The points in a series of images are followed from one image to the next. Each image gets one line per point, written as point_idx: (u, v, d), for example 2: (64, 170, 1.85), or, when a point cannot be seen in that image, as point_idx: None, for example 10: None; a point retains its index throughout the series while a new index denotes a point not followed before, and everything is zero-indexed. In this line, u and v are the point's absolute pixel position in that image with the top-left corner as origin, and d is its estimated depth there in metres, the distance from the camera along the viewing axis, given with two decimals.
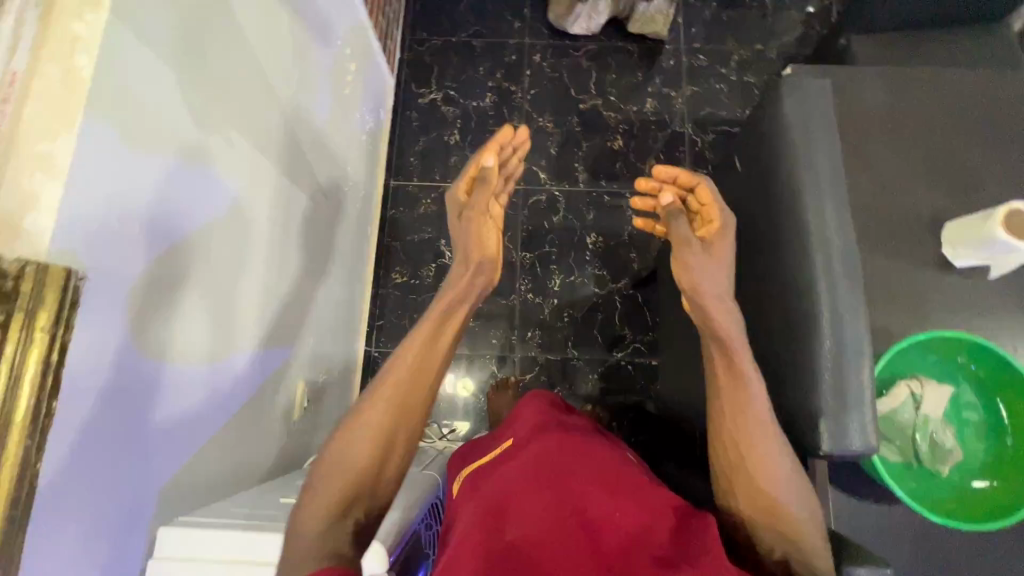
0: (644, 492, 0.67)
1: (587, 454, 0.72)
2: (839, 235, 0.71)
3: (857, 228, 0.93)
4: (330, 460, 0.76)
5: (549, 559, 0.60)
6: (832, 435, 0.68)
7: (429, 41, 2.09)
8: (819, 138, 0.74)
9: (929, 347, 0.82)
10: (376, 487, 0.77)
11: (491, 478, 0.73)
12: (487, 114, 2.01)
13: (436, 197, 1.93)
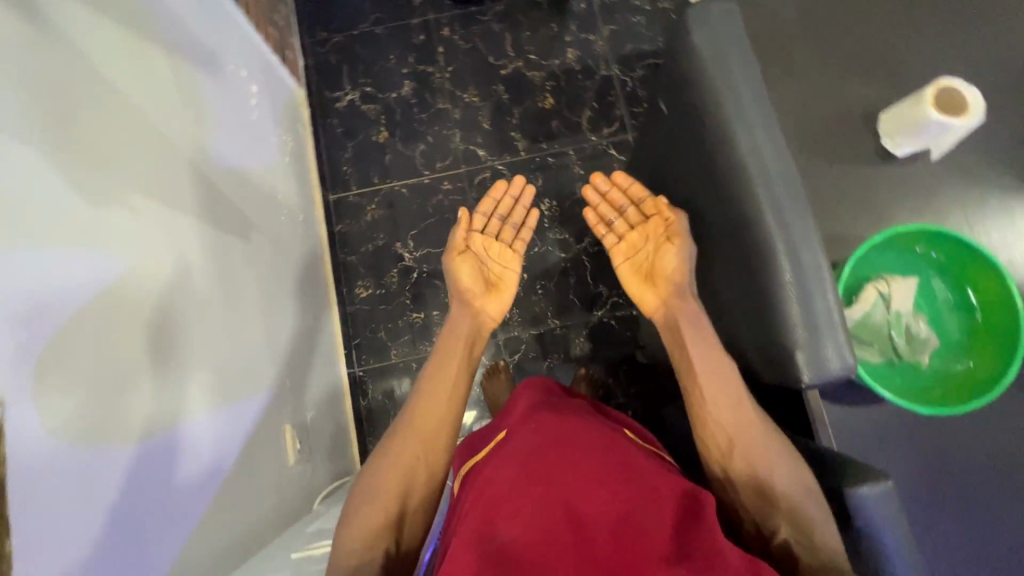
0: (644, 475, 0.67)
1: (581, 440, 0.71)
2: (775, 159, 0.69)
3: (796, 140, 0.92)
4: (365, 488, 0.83)
5: (541, 561, 0.60)
6: (808, 362, 0.68)
7: (331, 39, 1.97)
8: (734, 62, 0.72)
9: (887, 245, 0.83)
10: (407, 512, 0.83)
11: (481, 478, 0.71)
12: (410, 103, 1.93)
13: (380, 200, 1.87)
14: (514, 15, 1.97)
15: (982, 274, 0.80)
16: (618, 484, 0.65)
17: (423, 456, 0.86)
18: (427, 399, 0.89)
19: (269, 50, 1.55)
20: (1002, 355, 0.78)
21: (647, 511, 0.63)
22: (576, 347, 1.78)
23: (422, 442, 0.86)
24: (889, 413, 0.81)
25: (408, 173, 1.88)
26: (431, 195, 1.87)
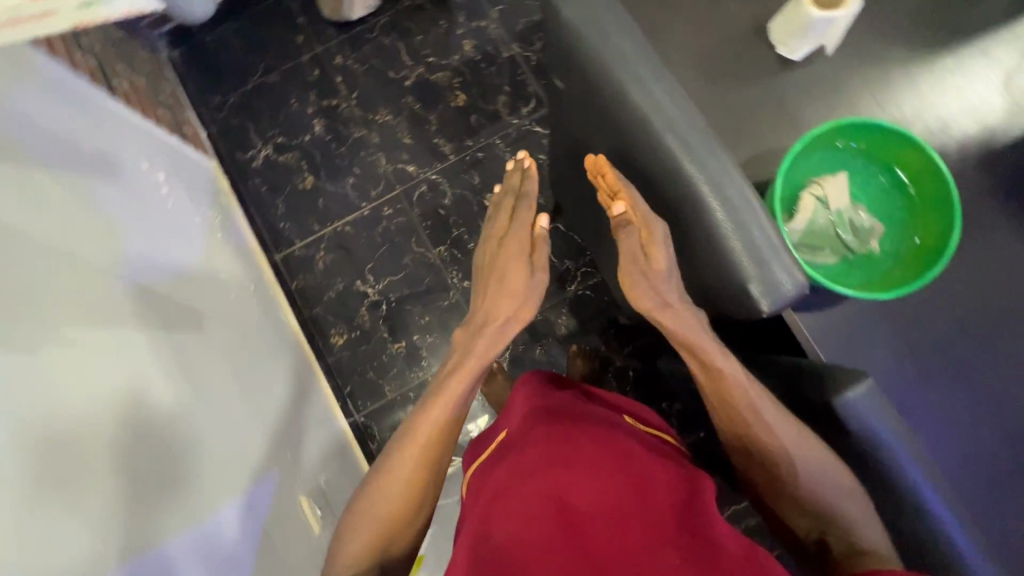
0: (643, 469, 0.72)
1: (578, 437, 0.76)
2: (676, 106, 0.70)
3: (699, 72, 0.92)
4: (360, 513, 0.87)
5: (531, 559, 0.64)
6: (764, 295, 0.70)
7: (227, 101, 1.90)
8: (608, 25, 0.71)
9: (811, 150, 0.85)
10: (401, 532, 0.88)
11: (487, 486, 0.76)
12: (326, 140, 1.89)
13: (328, 245, 1.83)
14: (400, 24, 1.93)
15: (904, 150, 0.82)
16: (616, 476, 0.70)
17: (416, 484, 0.86)
18: (424, 432, 0.85)
19: (150, 122, 1.42)
20: (942, 221, 0.80)
21: (643, 499, 0.68)
22: (561, 327, 1.78)
23: (416, 469, 0.86)
24: (853, 308, 0.85)
25: (346, 210, 1.85)
26: (376, 225, 1.84)
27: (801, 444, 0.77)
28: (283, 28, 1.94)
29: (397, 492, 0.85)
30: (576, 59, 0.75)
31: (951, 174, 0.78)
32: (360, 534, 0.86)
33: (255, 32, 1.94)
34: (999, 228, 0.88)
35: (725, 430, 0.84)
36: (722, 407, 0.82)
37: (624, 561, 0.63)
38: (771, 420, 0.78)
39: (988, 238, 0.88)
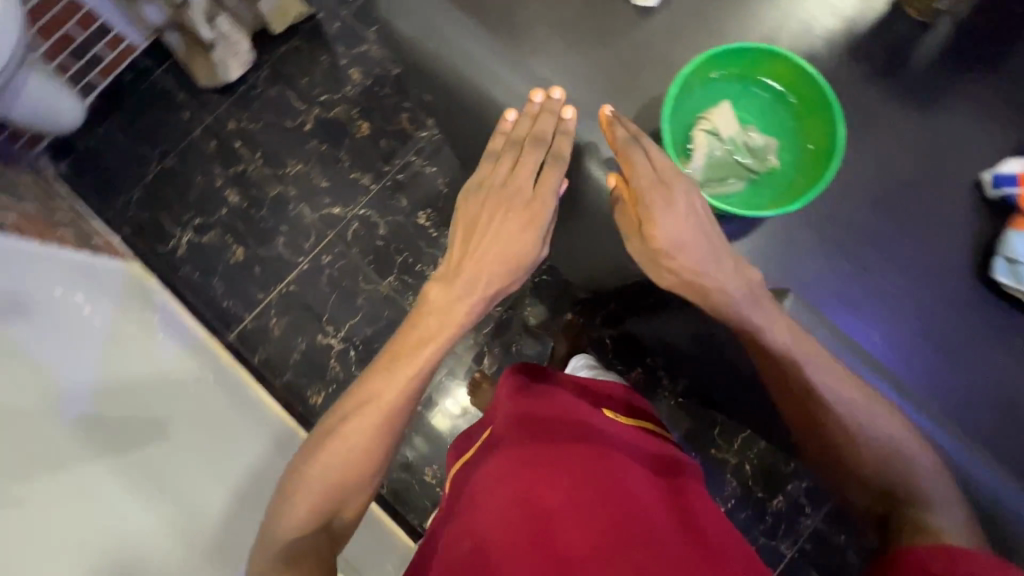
0: (618, 470, 0.77)
1: (557, 440, 0.80)
2: None
3: (567, 44, 0.94)
4: (310, 476, 0.82)
5: (515, 552, 0.65)
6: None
7: (131, 198, 1.84)
8: (476, 53, 0.86)
9: (688, 87, 0.86)
10: (349, 495, 0.84)
11: (470, 490, 0.78)
12: (245, 207, 1.84)
13: (279, 310, 1.79)
14: (282, 70, 1.88)
15: (772, 62, 0.85)
16: (593, 473, 0.75)
17: (371, 445, 0.83)
18: (385, 392, 0.83)
19: (49, 243, 1.31)
20: (825, 118, 0.84)
21: (618, 492, 0.73)
22: (531, 318, 1.78)
23: (374, 429, 0.83)
24: (771, 228, 0.90)
25: (286, 270, 1.81)
26: (320, 275, 1.81)
27: (864, 416, 0.80)
28: (164, 109, 1.87)
29: (351, 449, 0.82)
30: (454, 83, 0.88)
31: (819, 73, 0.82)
32: (308, 499, 0.81)
33: (137, 121, 1.86)
34: (879, 109, 0.93)
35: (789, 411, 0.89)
36: (780, 388, 0.86)
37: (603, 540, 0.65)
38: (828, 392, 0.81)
39: (872, 122, 0.93)
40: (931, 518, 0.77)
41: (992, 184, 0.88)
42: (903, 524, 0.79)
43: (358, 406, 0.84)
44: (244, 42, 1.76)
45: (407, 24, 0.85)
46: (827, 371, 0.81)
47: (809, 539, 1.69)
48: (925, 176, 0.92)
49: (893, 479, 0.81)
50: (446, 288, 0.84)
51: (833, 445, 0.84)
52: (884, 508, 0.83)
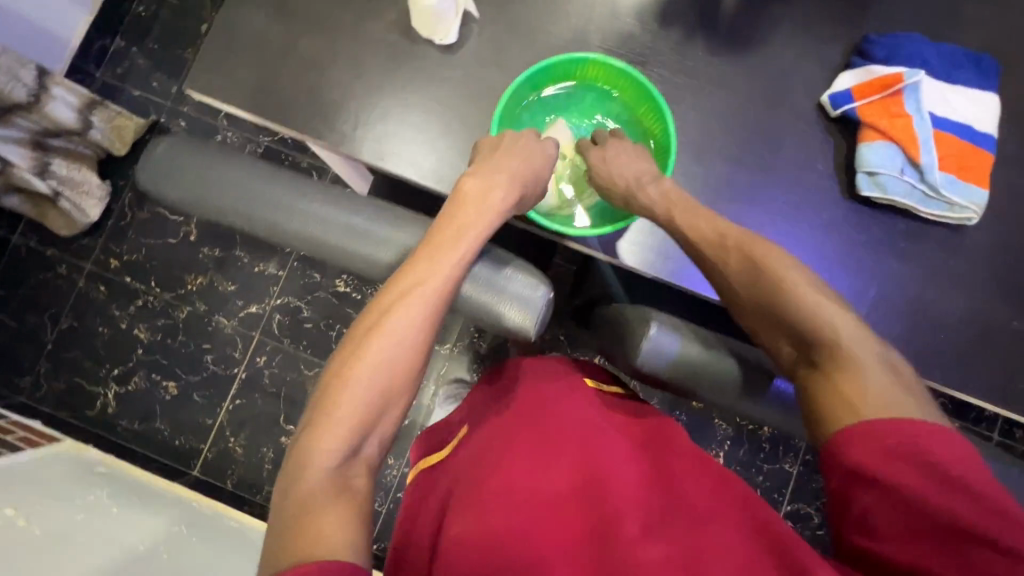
0: (603, 428, 0.74)
1: (568, 419, 0.75)
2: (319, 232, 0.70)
3: (385, 107, 0.90)
4: (352, 382, 0.65)
5: (546, 530, 0.61)
6: (524, 317, 0.76)
7: (40, 372, 1.73)
8: (269, 192, 0.76)
9: (515, 117, 0.92)
10: (389, 416, 0.67)
11: (463, 475, 0.71)
12: (161, 339, 1.75)
13: (233, 429, 1.72)
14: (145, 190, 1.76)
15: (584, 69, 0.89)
16: (578, 437, 0.71)
17: (421, 343, 0.69)
18: (437, 271, 0.71)
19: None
20: (652, 105, 0.89)
21: (640, 463, 0.71)
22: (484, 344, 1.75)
23: (425, 320, 0.69)
24: (644, 230, 0.87)
25: (226, 386, 1.74)
26: (261, 379, 1.74)
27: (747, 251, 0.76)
28: (39, 271, 1.75)
29: (399, 347, 0.67)
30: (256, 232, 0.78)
31: (631, 66, 0.86)
32: (346, 416, 0.64)
33: (16, 293, 1.74)
34: (711, 63, 0.91)
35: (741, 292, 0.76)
36: (679, 240, 0.81)
37: (616, 509, 0.62)
38: (713, 232, 0.78)
39: (708, 78, 0.91)
40: (840, 350, 0.67)
41: (831, 106, 0.88)
42: (816, 373, 0.68)
43: (405, 289, 0.70)
44: (90, 176, 1.65)
45: (178, 194, 0.75)
46: (710, 219, 0.79)
47: (809, 449, 1.74)
48: (775, 112, 0.90)
49: (791, 310, 0.71)
50: (476, 175, 0.79)
51: (728, 293, 0.77)
52: (793, 362, 0.72)
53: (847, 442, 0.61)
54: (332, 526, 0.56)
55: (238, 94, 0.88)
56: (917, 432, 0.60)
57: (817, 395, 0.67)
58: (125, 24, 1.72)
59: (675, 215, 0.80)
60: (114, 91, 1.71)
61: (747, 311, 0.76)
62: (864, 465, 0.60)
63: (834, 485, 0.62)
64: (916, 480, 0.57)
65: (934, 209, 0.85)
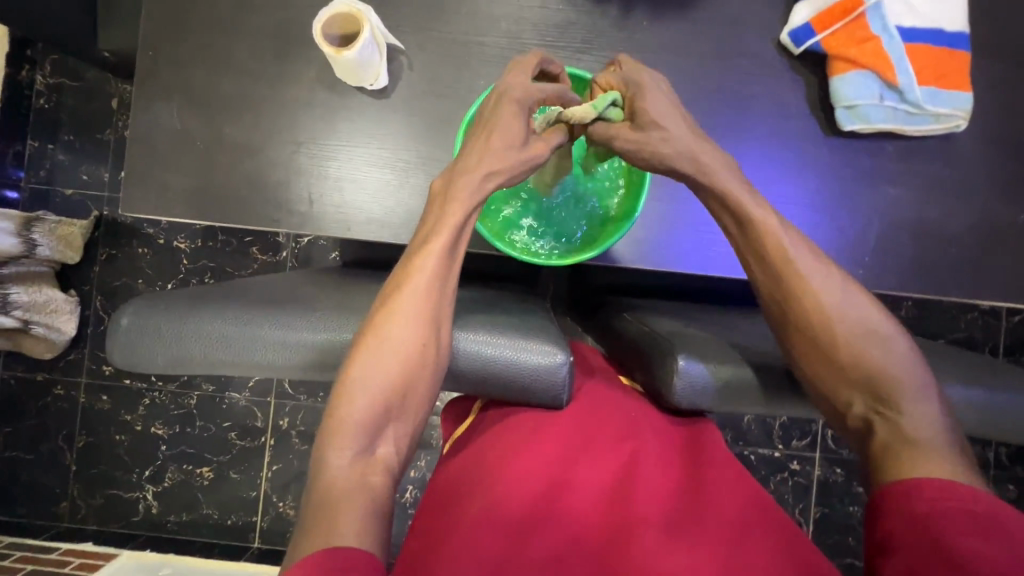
0: (645, 432, 0.69)
1: (616, 419, 0.69)
2: (307, 349, 0.63)
3: (335, 173, 0.84)
4: (355, 378, 0.60)
5: (566, 519, 0.57)
6: (539, 389, 0.67)
7: (68, 494, 1.63)
8: (250, 329, 0.63)
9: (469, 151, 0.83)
10: (406, 410, 0.62)
11: (482, 448, 0.65)
12: (180, 431, 1.63)
13: (279, 494, 1.63)
14: (114, 288, 1.56)
15: None
16: (619, 452, 0.65)
17: (428, 332, 0.63)
18: (435, 253, 0.64)
19: None
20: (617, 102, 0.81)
21: (682, 474, 0.65)
22: None
23: (429, 306, 0.63)
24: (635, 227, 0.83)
25: (258, 455, 1.62)
26: (291, 439, 1.62)
27: (851, 306, 0.68)
28: (36, 398, 1.62)
29: (396, 360, 0.61)
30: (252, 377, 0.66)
31: (581, 71, 0.78)
32: (357, 414, 0.59)
33: (20, 428, 1.62)
34: (659, 30, 0.84)
35: (830, 329, 0.67)
36: (764, 273, 0.70)
37: (654, 526, 0.57)
38: (810, 273, 0.68)
39: (658, 48, 0.84)
40: (914, 423, 0.63)
41: (793, 45, 0.83)
42: (891, 429, 0.63)
43: (405, 274, 0.64)
44: (52, 293, 1.48)
45: (158, 360, 0.64)
46: (809, 258, 0.69)
47: None
48: (736, 65, 0.85)
49: (877, 373, 0.65)
50: (473, 165, 0.67)
51: (814, 337, 0.68)
52: (862, 419, 0.66)
53: (912, 492, 0.57)
54: (348, 523, 0.53)
55: (177, 201, 0.83)
56: (998, 513, 0.55)
57: (888, 452, 0.62)
58: (30, 122, 1.51)
59: (773, 252, 0.69)
60: (43, 197, 1.53)
61: (829, 361, 0.68)
62: (935, 520, 0.54)
63: (892, 530, 0.57)
64: (999, 559, 0.51)
65: (920, 125, 0.82)
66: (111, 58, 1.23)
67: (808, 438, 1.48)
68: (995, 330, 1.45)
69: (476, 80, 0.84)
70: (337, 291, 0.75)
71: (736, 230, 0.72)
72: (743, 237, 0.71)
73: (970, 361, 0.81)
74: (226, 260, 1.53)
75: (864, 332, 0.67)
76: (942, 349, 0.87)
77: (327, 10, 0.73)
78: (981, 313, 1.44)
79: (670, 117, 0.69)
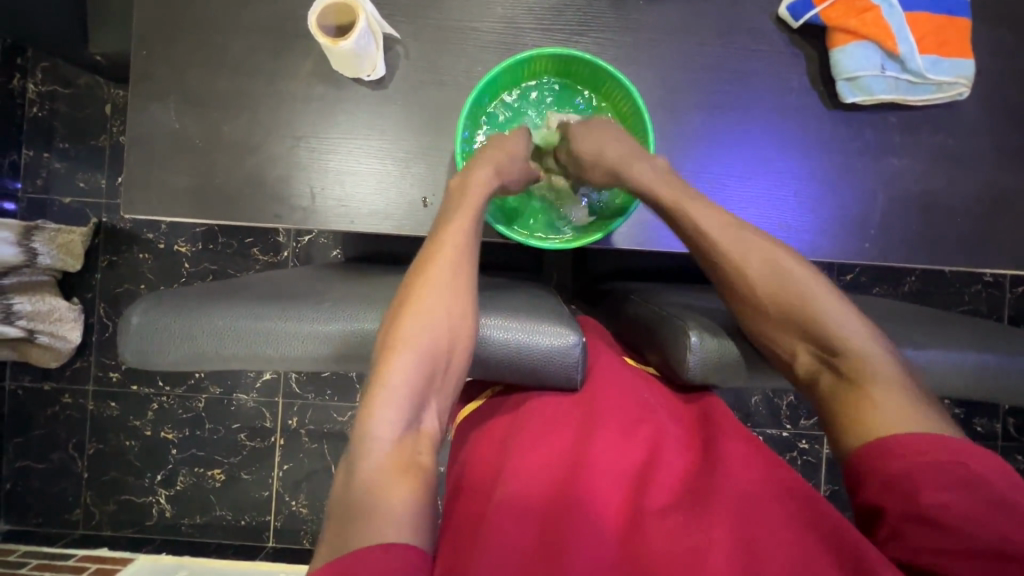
0: (658, 411, 0.68)
1: (628, 399, 0.68)
2: (316, 342, 0.63)
3: (336, 165, 0.83)
4: (396, 343, 0.58)
5: (587, 500, 0.56)
6: (556, 371, 0.67)
7: (81, 501, 1.64)
8: (263, 324, 0.63)
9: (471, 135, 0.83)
10: (446, 382, 0.60)
11: (499, 437, 0.64)
12: (190, 434, 1.62)
13: (292, 492, 1.62)
14: (117, 294, 1.56)
15: (531, 63, 0.81)
16: (634, 433, 0.64)
17: (465, 301, 0.63)
18: (461, 231, 0.66)
19: None
20: (615, 83, 0.81)
21: (700, 447, 0.65)
22: None
23: (467, 276, 0.64)
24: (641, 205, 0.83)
25: (269, 455, 1.62)
26: (301, 438, 1.61)
27: (773, 261, 0.69)
28: (44, 407, 1.62)
29: (434, 328, 0.59)
30: (264, 372, 0.66)
31: (578, 50, 0.78)
32: (400, 383, 0.56)
33: (30, 438, 1.63)
34: (657, 9, 0.83)
35: (760, 286, 0.69)
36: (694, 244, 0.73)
37: (666, 508, 0.57)
38: (737, 236, 0.71)
39: (655, 27, 0.83)
40: (854, 362, 0.63)
41: (792, 19, 0.82)
42: (837, 379, 0.64)
43: (437, 246, 0.65)
44: (55, 301, 1.47)
45: (168, 359, 0.64)
46: (732, 224, 0.72)
47: None
48: (735, 41, 0.84)
49: (809, 319, 0.66)
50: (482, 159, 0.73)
51: (745, 300, 0.70)
52: (811, 370, 0.67)
53: (887, 449, 0.56)
54: (400, 501, 0.51)
55: (179, 201, 0.82)
56: (971, 459, 0.54)
57: (836, 403, 0.63)
58: (24, 132, 1.51)
59: (693, 228, 0.72)
60: (41, 207, 1.52)
61: (762, 319, 0.69)
62: (910, 479, 0.54)
63: (874, 494, 0.56)
64: (969, 507, 0.52)
65: (922, 94, 0.81)
66: (102, 62, 1.22)
67: (816, 416, 1.48)
68: (998, 301, 1.45)
69: (474, 67, 0.83)
70: (343, 284, 0.75)
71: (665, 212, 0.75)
72: (669, 217, 0.74)
73: (984, 328, 0.80)
74: (228, 261, 1.53)
75: (789, 279, 0.67)
76: (951, 318, 0.87)
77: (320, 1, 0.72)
78: (985, 284, 1.44)
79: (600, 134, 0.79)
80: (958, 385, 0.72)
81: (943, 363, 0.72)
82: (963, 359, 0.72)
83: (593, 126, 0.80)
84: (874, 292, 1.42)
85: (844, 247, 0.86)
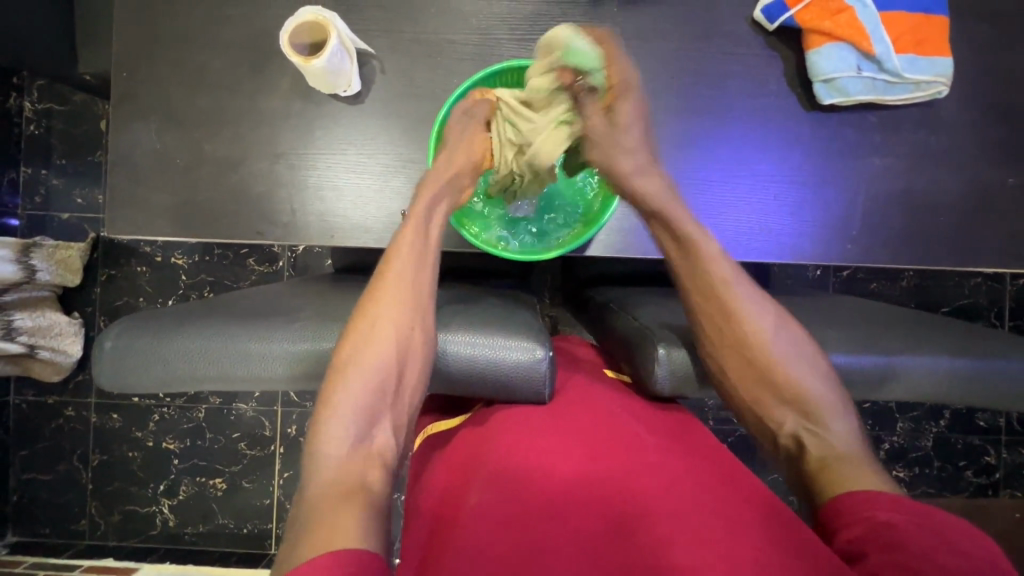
0: (630, 424, 0.68)
1: (607, 419, 0.68)
2: (288, 359, 0.64)
3: (314, 180, 0.84)
4: (342, 367, 0.61)
5: (563, 524, 0.54)
6: (523, 386, 0.68)
7: (86, 511, 1.66)
8: (232, 344, 0.64)
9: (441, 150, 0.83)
10: (401, 396, 0.62)
11: (477, 455, 0.63)
12: (191, 444, 1.64)
13: (293, 500, 1.64)
14: (116, 306, 1.57)
15: (504, 78, 0.81)
16: (618, 447, 0.63)
17: (415, 317, 0.65)
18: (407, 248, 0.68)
19: None
20: None
21: (680, 459, 0.63)
22: None
23: (413, 289, 0.66)
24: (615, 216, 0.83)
25: (269, 463, 1.63)
26: (301, 446, 1.62)
27: (788, 339, 0.69)
28: (48, 420, 1.64)
29: (381, 347, 0.62)
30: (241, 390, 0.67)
31: None
32: (349, 401, 0.59)
33: (36, 450, 1.65)
34: (632, 16, 0.83)
35: (762, 350, 0.68)
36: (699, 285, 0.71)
37: (654, 511, 0.54)
38: (745, 294, 0.70)
39: (631, 33, 0.83)
40: (842, 439, 0.63)
41: (767, 21, 0.82)
42: (830, 451, 0.62)
43: (384, 265, 0.67)
44: (55, 316, 1.49)
45: (147, 379, 0.65)
46: (743, 282, 0.71)
47: None
48: (709, 45, 0.84)
49: (807, 392, 0.66)
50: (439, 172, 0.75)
51: (740, 356, 0.68)
52: (794, 438, 0.65)
53: (870, 500, 0.55)
54: (349, 522, 0.50)
55: (162, 220, 0.83)
56: (955, 531, 0.50)
57: (818, 470, 0.61)
58: (22, 150, 1.53)
59: (713, 281, 0.70)
60: (41, 223, 1.55)
61: (762, 381, 0.68)
62: (888, 526, 0.51)
63: (847, 541, 0.53)
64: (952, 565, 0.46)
65: (900, 93, 0.81)
66: (93, 80, 1.23)
67: None
68: (999, 295, 1.43)
69: (451, 80, 0.83)
70: (319, 300, 0.76)
71: (678, 256, 0.73)
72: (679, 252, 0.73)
73: (969, 329, 0.80)
74: (225, 272, 1.54)
75: (793, 355, 0.68)
76: (935, 318, 0.86)
77: (293, 20, 0.73)
78: (985, 278, 1.43)
79: (638, 120, 0.76)
80: (939, 387, 0.72)
81: (922, 368, 0.72)
82: (942, 363, 0.72)
83: (633, 101, 0.75)
84: (871, 288, 1.42)
85: (824, 250, 0.85)
